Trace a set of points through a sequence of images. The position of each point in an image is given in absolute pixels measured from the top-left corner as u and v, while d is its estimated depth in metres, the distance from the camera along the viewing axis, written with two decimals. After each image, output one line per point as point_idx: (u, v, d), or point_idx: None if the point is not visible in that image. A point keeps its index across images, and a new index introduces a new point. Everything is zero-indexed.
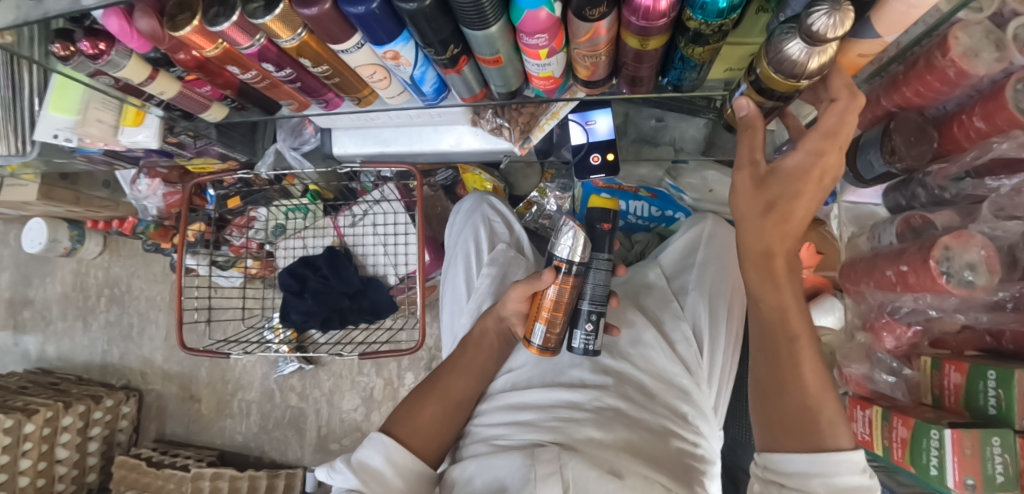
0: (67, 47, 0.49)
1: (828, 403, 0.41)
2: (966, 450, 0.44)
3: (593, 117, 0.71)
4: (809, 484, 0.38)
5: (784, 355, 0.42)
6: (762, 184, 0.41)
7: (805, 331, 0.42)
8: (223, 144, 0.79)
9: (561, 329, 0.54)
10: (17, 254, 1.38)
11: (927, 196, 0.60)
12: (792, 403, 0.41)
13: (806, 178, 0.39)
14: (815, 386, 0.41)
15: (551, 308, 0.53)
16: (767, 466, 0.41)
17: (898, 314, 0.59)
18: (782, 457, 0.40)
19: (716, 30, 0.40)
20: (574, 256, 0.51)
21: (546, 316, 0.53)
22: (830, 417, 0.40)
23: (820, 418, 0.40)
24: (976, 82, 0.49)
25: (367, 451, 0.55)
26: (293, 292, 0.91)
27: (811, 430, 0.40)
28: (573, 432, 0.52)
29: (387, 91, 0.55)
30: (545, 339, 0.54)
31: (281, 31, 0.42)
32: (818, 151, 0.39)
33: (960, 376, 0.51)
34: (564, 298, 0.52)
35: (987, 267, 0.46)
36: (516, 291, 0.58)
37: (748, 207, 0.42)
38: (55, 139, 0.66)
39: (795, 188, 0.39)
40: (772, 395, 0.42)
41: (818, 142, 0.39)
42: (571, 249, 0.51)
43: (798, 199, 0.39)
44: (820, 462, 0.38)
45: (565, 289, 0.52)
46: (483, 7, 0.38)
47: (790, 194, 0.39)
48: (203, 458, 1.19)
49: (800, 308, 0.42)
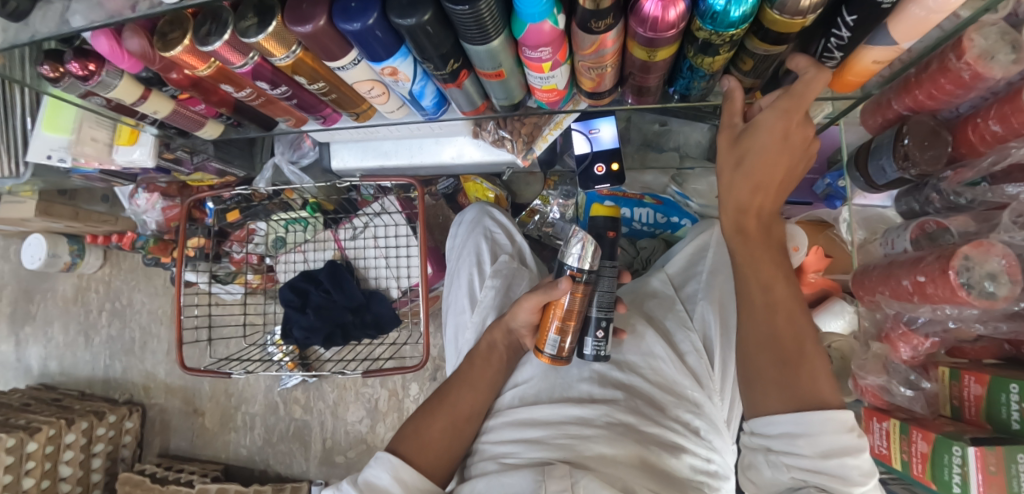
0: (57, 69, 0.48)
1: (808, 352, 0.41)
2: (991, 467, 0.43)
3: (596, 125, 0.70)
4: (796, 444, 0.38)
5: (761, 304, 0.44)
6: (735, 142, 0.45)
7: (782, 282, 0.44)
8: (221, 159, 0.78)
9: (573, 338, 0.53)
10: (18, 269, 1.37)
11: (942, 201, 0.58)
12: (770, 350, 0.42)
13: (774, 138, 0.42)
14: (793, 333, 0.42)
15: (562, 315, 0.51)
16: (756, 431, 0.42)
17: (915, 323, 0.57)
18: (768, 419, 0.41)
19: (728, 39, 0.38)
20: (585, 264, 0.49)
21: (558, 324, 0.52)
22: (813, 366, 0.41)
23: (800, 368, 0.41)
24: (992, 84, 0.47)
25: (375, 470, 0.53)
26: (295, 307, 0.90)
27: (794, 382, 0.40)
28: (583, 449, 0.50)
29: (386, 106, 0.53)
30: (558, 349, 0.53)
31: (275, 49, 0.41)
32: (787, 109, 0.41)
33: (980, 387, 0.49)
34: (577, 306, 0.50)
35: (1009, 277, 0.44)
36: (526, 301, 0.56)
37: (724, 164, 0.46)
38: (48, 159, 0.65)
39: (763, 148, 0.43)
40: (748, 345, 0.44)
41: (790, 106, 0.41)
42: (581, 258, 0.49)
43: (768, 159, 0.43)
44: (804, 417, 0.38)
45: (579, 297, 0.50)
46: (483, 21, 0.36)
47: (761, 151, 0.43)
48: (207, 473, 1.18)
49: (777, 264, 0.45)
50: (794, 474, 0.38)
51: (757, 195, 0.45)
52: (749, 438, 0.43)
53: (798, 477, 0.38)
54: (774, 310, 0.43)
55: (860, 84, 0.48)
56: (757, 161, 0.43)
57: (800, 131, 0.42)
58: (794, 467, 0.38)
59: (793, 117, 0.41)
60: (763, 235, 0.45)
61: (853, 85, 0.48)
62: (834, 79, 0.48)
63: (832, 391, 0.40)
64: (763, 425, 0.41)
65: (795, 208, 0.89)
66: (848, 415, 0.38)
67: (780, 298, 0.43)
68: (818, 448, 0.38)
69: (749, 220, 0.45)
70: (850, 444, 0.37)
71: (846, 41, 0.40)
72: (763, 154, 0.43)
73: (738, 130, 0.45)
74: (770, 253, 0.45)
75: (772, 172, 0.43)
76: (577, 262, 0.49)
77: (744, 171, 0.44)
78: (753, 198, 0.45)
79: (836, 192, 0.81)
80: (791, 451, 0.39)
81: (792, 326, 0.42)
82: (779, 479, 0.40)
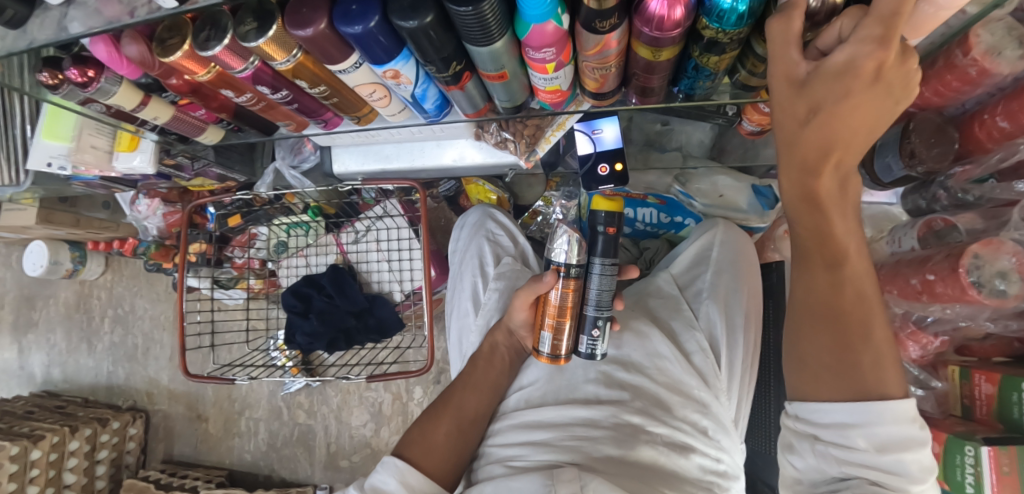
0: (55, 76, 0.48)
1: (874, 333, 0.37)
2: (1004, 468, 0.42)
3: (600, 126, 0.70)
4: (850, 437, 0.36)
5: (824, 284, 0.38)
6: (801, 88, 0.34)
7: (853, 256, 0.37)
8: (222, 165, 0.78)
9: (569, 336, 0.52)
10: (20, 277, 1.37)
11: (949, 198, 0.57)
12: (831, 334, 0.37)
13: (855, 80, 0.31)
14: (859, 313, 0.37)
15: (555, 313, 0.51)
16: (803, 418, 0.39)
17: (924, 322, 0.56)
18: (818, 407, 0.37)
19: (734, 38, 0.38)
20: (571, 259, 0.49)
21: (551, 322, 0.51)
22: (878, 352, 0.36)
23: (863, 353, 0.36)
24: (999, 81, 0.46)
25: (381, 475, 0.52)
26: (298, 313, 0.89)
27: (854, 371, 0.36)
28: (592, 452, 0.50)
29: (387, 109, 0.53)
30: (553, 347, 0.52)
31: (275, 53, 0.41)
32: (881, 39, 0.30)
33: (991, 386, 0.49)
34: (568, 302, 0.50)
35: (1020, 275, 0.44)
36: (519, 299, 0.56)
37: (788, 113, 0.35)
38: (48, 167, 0.64)
39: (842, 93, 0.32)
40: (811, 323, 0.38)
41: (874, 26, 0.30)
42: (567, 254, 0.49)
43: (850, 107, 0.32)
44: (862, 407, 0.35)
45: (566, 293, 0.50)
46: (486, 22, 0.36)
47: (841, 97, 0.32)
48: (211, 479, 1.17)
49: (849, 229, 0.37)
50: (845, 468, 0.36)
51: (838, 147, 0.34)
52: (794, 423, 0.39)
53: (848, 471, 0.36)
54: (842, 285, 0.37)
55: None
56: (838, 113, 0.33)
57: (896, 67, 0.31)
58: (846, 462, 0.36)
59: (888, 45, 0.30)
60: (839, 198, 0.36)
61: None
62: None
63: (895, 378, 0.36)
64: (810, 412, 0.38)
65: None
66: (910, 405, 0.35)
67: (849, 275, 0.37)
68: (874, 441, 0.35)
69: (823, 181, 0.36)
70: (911, 437, 0.35)
71: None
72: (845, 102, 0.32)
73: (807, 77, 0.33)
74: (843, 216, 0.37)
75: (854, 125, 0.33)
76: (563, 257, 0.49)
77: (818, 126, 0.34)
78: (827, 155, 0.35)
79: None
80: (844, 444, 0.36)
81: (861, 302, 0.37)
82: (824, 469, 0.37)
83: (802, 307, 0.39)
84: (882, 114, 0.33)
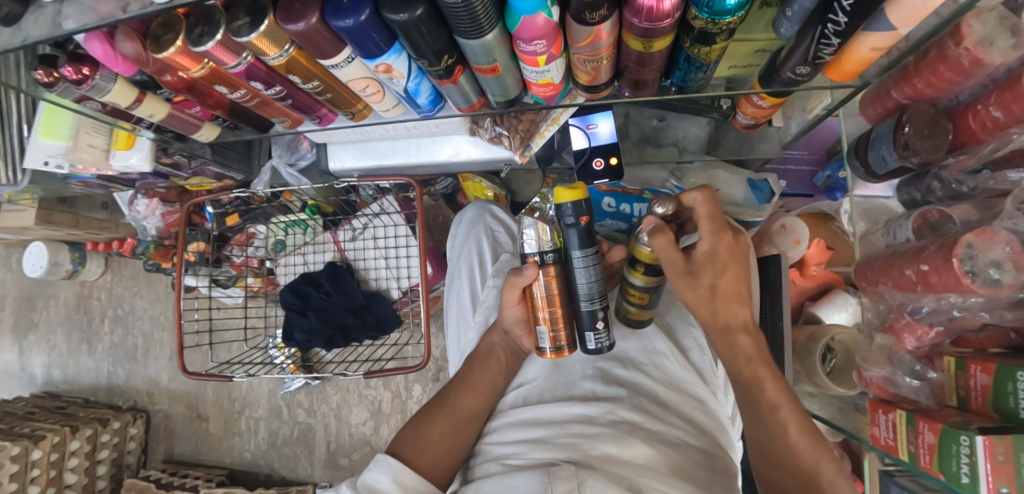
0: (50, 73, 0.48)
1: (818, 457, 0.45)
2: (1000, 457, 0.42)
3: (594, 121, 0.70)
4: None
5: (771, 423, 0.47)
6: (690, 275, 0.48)
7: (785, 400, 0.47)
8: (219, 163, 0.78)
9: (567, 329, 0.52)
10: (20, 278, 1.38)
11: (943, 191, 0.56)
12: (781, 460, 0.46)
13: (719, 258, 0.48)
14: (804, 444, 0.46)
15: (545, 305, 0.51)
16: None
17: (919, 314, 0.56)
18: None
19: (724, 28, 0.38)
20: (545, 247, 0.50)
21: (545, 316, 0.51)
22: (827, 473, 0.45)
23: (818, 476, 0.45)
24: (991, 71, 0.46)
25: (373, 474, 0.51)
26: (296, 310, 0.89)
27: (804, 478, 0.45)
28: (589, 449, 0.49)
29: (381, 104, 0.53)
30: (552, 342, 0.52)
31: (268, 48, 0.41)
32: (716, 229, 0.48)
33: (987, 376, 0.49)
34: (555, 291, 0.50)
35: (1013, 265, 0.44)
36: (507, 295, 0.56)
37: (696, 294, 0.49)
38: (46, 166, 0.65)
39: (714, 269, 0.49)
40: (762, 461, 0.47)
41: (715, 229, 0.48)
42: (537, 241, 0.49)
43: (723, 275, 0.49)
44: None
45: (547, 282, 0.50)
46: (477, 15, 0.36)
47: (718, 276, 0.49)
48: (212, 478, 1.18)
49: (773, 379, 0.48)
50: None
51: (734, 309, 0.50)
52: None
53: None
54: (781, 418, 0.46)
55: (857, 73, 0.47)
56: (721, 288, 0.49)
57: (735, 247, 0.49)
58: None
59: (725, 234, 0.48)
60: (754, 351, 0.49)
61: (846, 75, 0.48)
62: (831, 68, 0.48)
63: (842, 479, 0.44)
64: None
65: (797, 201, 0.89)
66: None
67: (784, 413, 0.47)
68: None
69: (740, 339, 0.50)
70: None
71: (842, 27, 0.40)
72: (722, 276, 0.49)
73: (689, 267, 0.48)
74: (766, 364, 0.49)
75: (731, 284, 0.50)
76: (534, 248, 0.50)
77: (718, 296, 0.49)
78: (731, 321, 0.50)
79: (838, 183, 0.80)
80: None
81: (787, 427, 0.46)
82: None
83: (754, 443, 0.48)
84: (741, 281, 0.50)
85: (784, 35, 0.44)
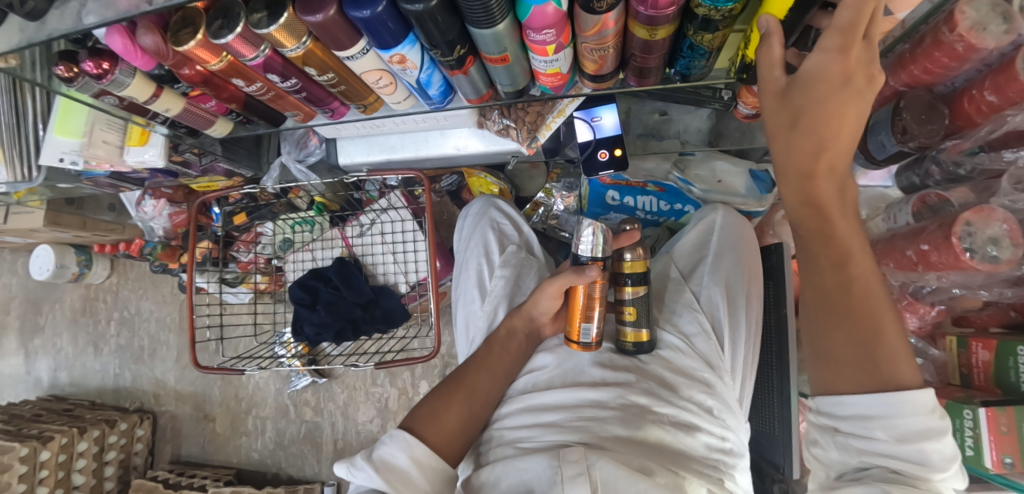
0: (71, 69, 0.50)
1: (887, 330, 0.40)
2: (1003, 428, 0.43)
3: (599, 114, 0.71)
4: (868, 428, 0.40)
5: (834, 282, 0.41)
6: (784, 98, 0.38)
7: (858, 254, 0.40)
8: (229, 160, 0.80)
9: (599, 323, 0.56)
10: (26, 282, 1.38)
11: (941, 173, 0.60)
12: (846, 334, 0.41)
13: (826, 86, 0.35)
14: (871, 314, 0.40)
15: (585, 301, 0.54)
16: (825, 410, 0.43)
17: (921, 293, 0.58)
18: (839, 400, 0.41)
19: (726, 14, 0.39)
20: (598, 252, 0.52)
21: (583, 309, 0.55)
22: (892, 344, 0.40)
23: (884, 348, 0.40)
24: (986, 56, 0.47)
25: (389, 448, 0.51)
26: (306, 305, 0.90)
27: (872, 364, 0.40)
28: (600, 431, 0.50)
29: (393, 97, 0.55)
30: (591, 337, 0.56)
31: (286, 40, 0.42)
32: (841, 50, 0.34)
33: (988, 353, 0.50)
34: (598, 293, 0.53)
35: (1010, 241, 0.45)
36: (550, 288, 0.59)
37: (776, 123, 0.39)
38: (61, 162, 0.66)
39: (823, 99, 0.36)
40: (817, 306, 0.43)
41: (842, 43, 0.34)
42: (593, 246, 0.52)
43: (826, 109, 0.36)
44: (883, 397, 0.39)
45: (601, 284, 0.54)
46: (489, 5, 0.38)
47: (819, 108, 0.36)
48: (220, 478, 1.18)
49: (851, 230, 0.40)
50: (864, 457, 0.41)
51: (822, 151, 0.38)
52: (817, 417, 0.44)
53: (868, 460, 0.41)
54: (850, 284, 0.41)
55: None
56: (817, 119, 0.36)
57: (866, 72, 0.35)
58: (867, 451, 0.41)
59: (850, 53, 0.34)
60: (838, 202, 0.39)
61: None
62: None
63: (910, 368, 0.40)
64: (832, 405, 0.42)
65: None
66: (927, 398, 0.38)
67: (855, 272, 0.40)
68: (892, 432, 0.39)
69: (819, 185, 0.39)
70: (930, 428, 0.38)
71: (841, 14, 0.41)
72: (824, 109, 0.36)
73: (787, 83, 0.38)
74: (844, 216, 0.40)
75: (836, 124, 0.36)
76: (589, 252, 0.52)
77: (804, 130, 0.37)
78: (819, 160, 0.38)
79: None
80: (863, 434, 0.40)
81: (868, 295, 0.40)
82: (846, 459, 0.42)
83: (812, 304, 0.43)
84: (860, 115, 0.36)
85: None
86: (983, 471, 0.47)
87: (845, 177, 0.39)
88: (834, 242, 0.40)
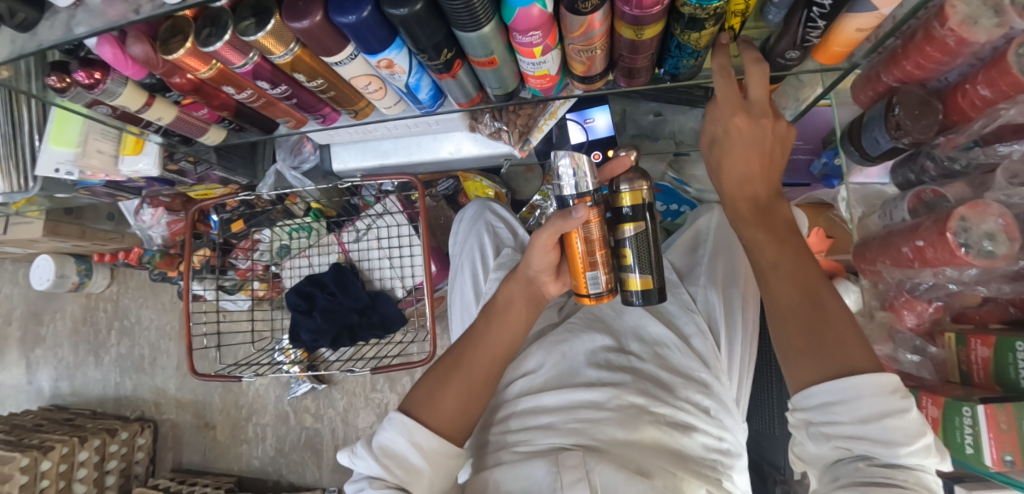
0: (64, 79, 0.50)
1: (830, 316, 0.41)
2: (1002, 425, 0.43)
3: (591, 115, 0.73)
4: (833, 411, 0.37)
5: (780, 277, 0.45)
6: (710, 145, 0.49)
7: (789, 258, 0.45)
8: (224, 168, 0.81)
9: (609, 271, 0.50)
10: (27, 292, 1.39)
11: (937, 169, 0.58)
12: (797, 322, 0.42)
13: (727, 138, 0.47)
14: (817, 308, 0.42)
15: (585, 246, 0.48)
16: (797, 406, 0.40)
17: (918, 291, 0.57)
18: (804, 392, 0.39)
19: (712, 13, 0.39)
20: (584, 188, 0.46)
21: (585, 258, 0.48)
22: (841, 331, 0.40)
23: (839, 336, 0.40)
24: (978, 49, 0.47)
25: (388, 433, 0.50)
26: (302, 311, 0.90)
27: (822, 351, 0.40)
28: (596, 434, 0.50)
29: (383, 102, 0.55)
30: (600, 286, 0.50)
31: (274, 46, 0.42)
32: (730, 114, 0.46)
33: (987, 349, 0.49)
34: (596, 234, 0.48)
35: (1006, 236, 0.45)
36: (540, 240, 0.52)
37: (711, 163, 0.50)
38: (57, 172, 0.66)
39: (728, 146, 0.47)
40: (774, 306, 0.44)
41: (731, 108, 0.45)
42: (575, 181, 0.45)
43: (729, 152, 0.47)
44: (843, 382, 0.37)
45: (597, 224, 0.48)
46: (474, 8, 0.38)
47: (727, 152, 0.47)
48: (221, 485, 1.18)
49: (778, 238, 0.46)
50: (834, 442, 0.37)
51: (745, 183, 0.48)
52: (789, 415, 0.41)
53: (840, 445, 0.37)
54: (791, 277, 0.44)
55: (846, 54, 0.48)
56: (731, 161, 0.47)
57: (754, 126, 0.45)
58: (835, 436, 0.37)
59: (740, 115, 0.45)
60: (761, 218, 0.47)
61: (835, 55, 0.48)
62: (820, 50, 0.48)
63: (862, 352, 0.39)
64: (800, 398, 0.40)
65: (794, 190, 0.83)
66: (888, 377, 0.36)
67: (796, 273, 0.44)
68: (855, 414, 0.36)
69: (741, 205, 0.48)
70: (892, 408, 0.35)
71: (827, 9, 0.41)
72: (730, 154, 0.47)
73: (716, 134, 0.48)
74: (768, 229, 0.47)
75: (744, 163, 0.47)
76: (573, 190, 0.46)
77: (727, 172, 0.48)
78: (748, 184, 0.48)
79: (833, 171, 0.75)
80: (830, 419, 0.37)
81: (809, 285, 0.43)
82: (823, 451, 0.39)
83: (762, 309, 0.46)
84: (765, 149, 0.46)
85: (772, 21, 0.45)
86: (983, 469, 0.46)
87: (770, 200, 0.48)
88: (765, 247, 0.46)
